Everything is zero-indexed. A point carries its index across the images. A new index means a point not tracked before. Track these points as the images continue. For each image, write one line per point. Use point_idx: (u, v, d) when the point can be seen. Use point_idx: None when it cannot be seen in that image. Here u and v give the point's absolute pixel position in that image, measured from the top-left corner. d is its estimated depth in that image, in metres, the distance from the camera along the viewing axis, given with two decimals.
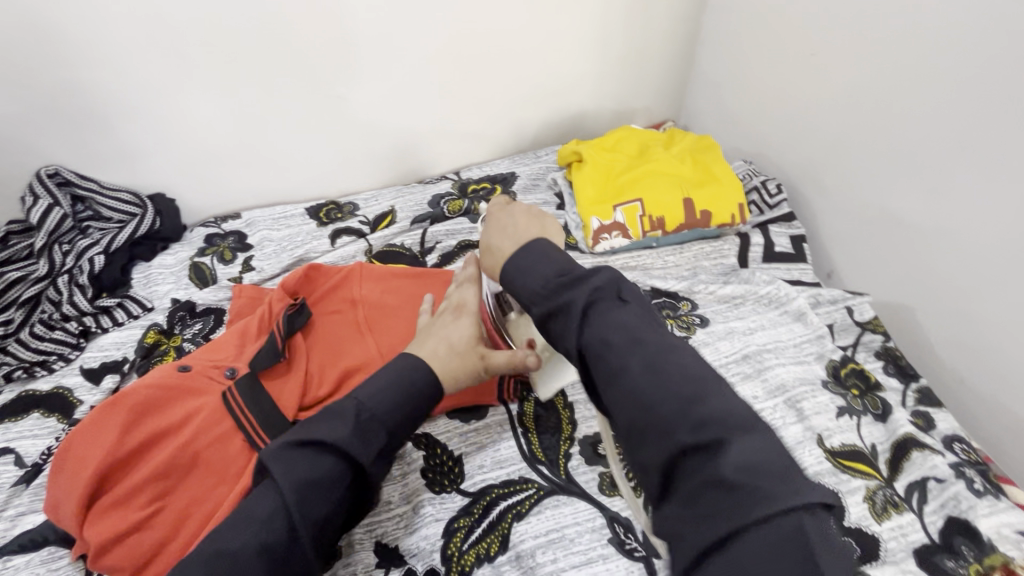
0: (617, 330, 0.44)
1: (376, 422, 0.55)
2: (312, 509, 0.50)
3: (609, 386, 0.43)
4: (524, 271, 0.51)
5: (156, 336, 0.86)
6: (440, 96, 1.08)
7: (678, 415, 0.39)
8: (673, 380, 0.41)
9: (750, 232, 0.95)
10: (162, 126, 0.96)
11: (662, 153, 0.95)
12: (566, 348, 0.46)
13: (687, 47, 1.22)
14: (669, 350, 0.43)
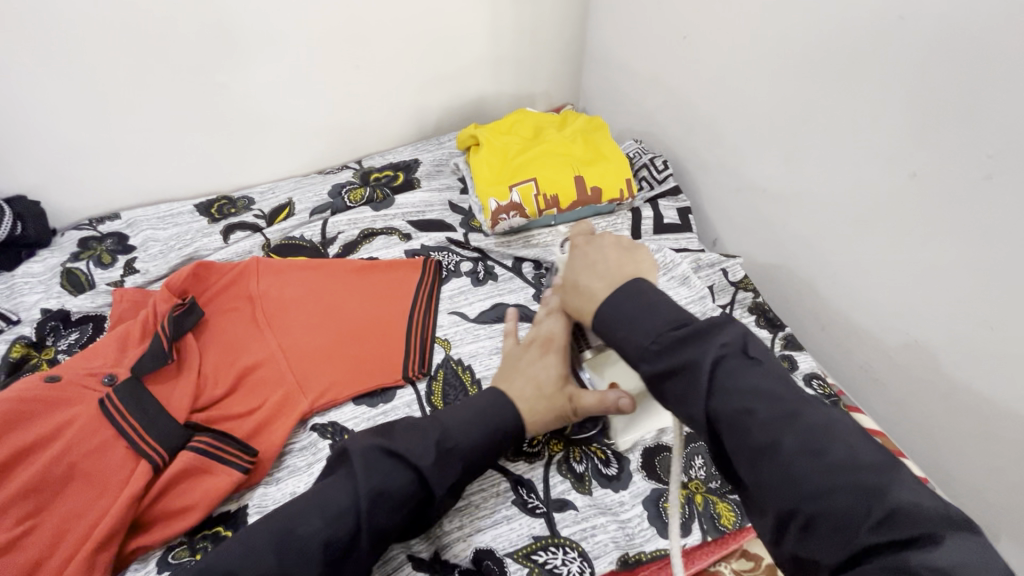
0: (765, 402, 0.41)
1: (455, 455, 0.52)
2: (378, 520, 0.47)
3: (749, 464, 0.40)
4: (622, 319, 0.49)
5: (24, 350, 0.79)
6: (333, 84, 1.06)
7: (858, 509, 0.35)
8: (836, 463, 0.37)
9: (642, 207, 1.01)
10: (11, 120, 0.87)
11: (555, 134, 0.99)
12: (688, 412, 0.44)
13: (578, 34, 1.27)
14: (806, 416, 0.40)
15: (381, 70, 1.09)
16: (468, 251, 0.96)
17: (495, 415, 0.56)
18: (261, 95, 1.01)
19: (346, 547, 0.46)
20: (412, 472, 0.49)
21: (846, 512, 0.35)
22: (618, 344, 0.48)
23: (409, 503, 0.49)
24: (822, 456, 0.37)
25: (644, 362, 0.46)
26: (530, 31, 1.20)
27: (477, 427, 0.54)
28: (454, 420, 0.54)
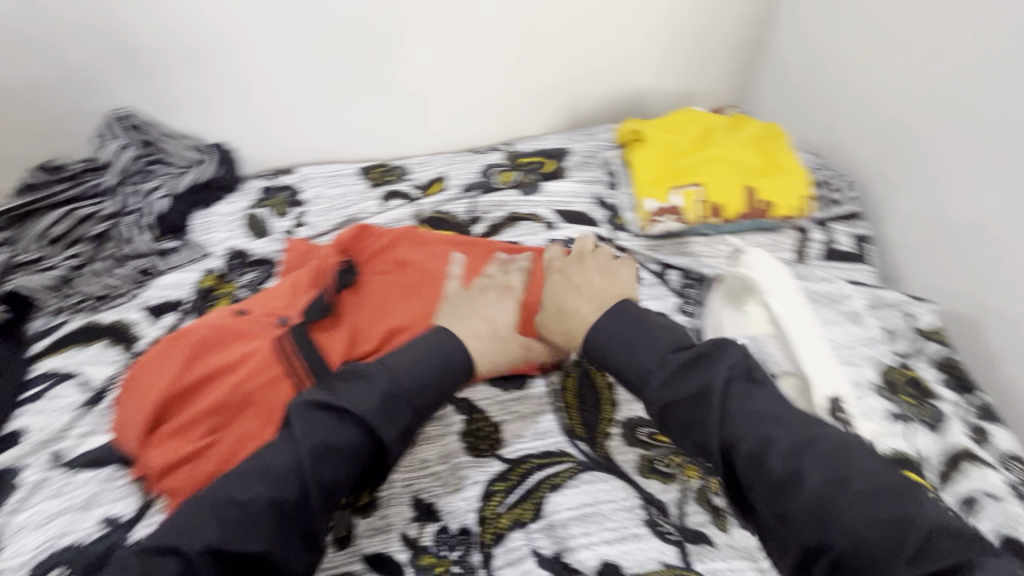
0: (683, 424, 0.51)
1: (402, 401, 0.55)
2: (276, 458, 0.51)
3: (767, 495, 0.46)
4: (620, 344, 0.57)
5: (212, 281, 0.90)
6: (502, 65, 1.06)
7: (887, 539, 0.41)
8: (858, 488, 0.43)
9: (811, 228, 0.90)
10: (228, 75, 0.97)
11: (726, 137, 0.92)
12: (701, 437, 0.50)
13: (758, 32, 1.18)
14: (742, 437, 0.48)
15: (549, 54, 1.07)
16: (613, 250, 0.92)
17: (441, 358, 0.59)
18: (434, 69, 1.04)
19: (299, 500, 0.50)
20: (354, 420, 0.53)
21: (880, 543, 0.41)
22: (617, 365, 0.57)
23: (353, 447, 0.52)
24: (844, 485, 0.44)
25: (646, 382, 0.54)
26: (709, 23, 1.12)
27: (419, 379, 0.57)
28: (406, 365, 0.57)
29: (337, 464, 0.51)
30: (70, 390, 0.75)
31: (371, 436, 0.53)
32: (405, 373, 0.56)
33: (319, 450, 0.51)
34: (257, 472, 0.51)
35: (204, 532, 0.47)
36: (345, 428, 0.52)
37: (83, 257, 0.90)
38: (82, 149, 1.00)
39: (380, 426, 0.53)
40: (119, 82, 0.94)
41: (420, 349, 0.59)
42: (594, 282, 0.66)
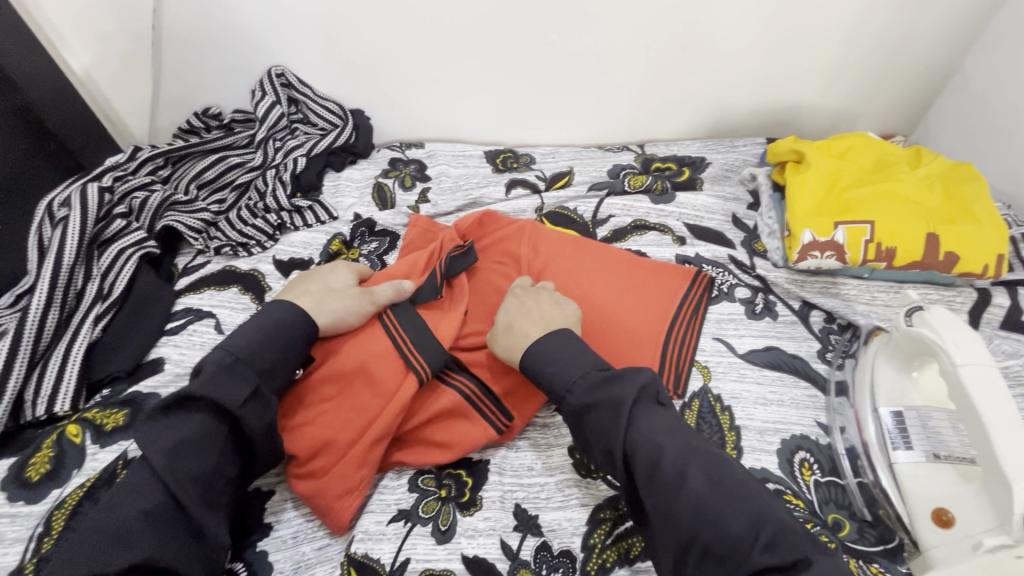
0: (596, 435, 0.56)
1: (246, 369, 0.58)
2: (188, 465, 0.53)
3: (652, 494, 0.51)
4: (546, 359, 0.61)
5: (340, 245, 0.91)
6: (656, 62, 0.98)
7: (749, 533, 0.47)
8: (728, 491, 0.50)
9: (994, 289, 0.80)
10: (377, 44, 0.95)
11: (906, 173, 0.84)
12: (608, 444, 0.55)
13: (954, 54, 1.02)
14: (638, 445, 0.53)
15: (708, 56, 0.98)
16: (749, 278, 0.84)
17: (285, 337, 0.62)
18: (583, 59, 0.97)
19: (174, 504, 0.52)
20: (208, 409, 0.55)
21: (742, 534, 0.47)
22: (546, 378, 0.60)
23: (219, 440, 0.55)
24: (720, 488, 0.50)
25: (570, 394, 0.58)
26: (900, 38, 0.98)
27: (271, 352, 0.61)
28: (243, 343, 0.60)
29: (209, 456, 0.54)
30: (207, 331, 0.79)
31: (223, 423, 0.55)
32: (237, 343, 0.59)
33: (175, 452, 0.53)
34: (190, 477, 0.53)
35: (142, 540, 0.49)
36: (198, 418, 0.55)
37: (225, 203, 0.96)
38: (237, 100, 1.05)
39: (245, 411, 0.56)
40: (276, 41, 0.95)
41: (261, 327, 0.62)
42: (542, 300, 0.68)
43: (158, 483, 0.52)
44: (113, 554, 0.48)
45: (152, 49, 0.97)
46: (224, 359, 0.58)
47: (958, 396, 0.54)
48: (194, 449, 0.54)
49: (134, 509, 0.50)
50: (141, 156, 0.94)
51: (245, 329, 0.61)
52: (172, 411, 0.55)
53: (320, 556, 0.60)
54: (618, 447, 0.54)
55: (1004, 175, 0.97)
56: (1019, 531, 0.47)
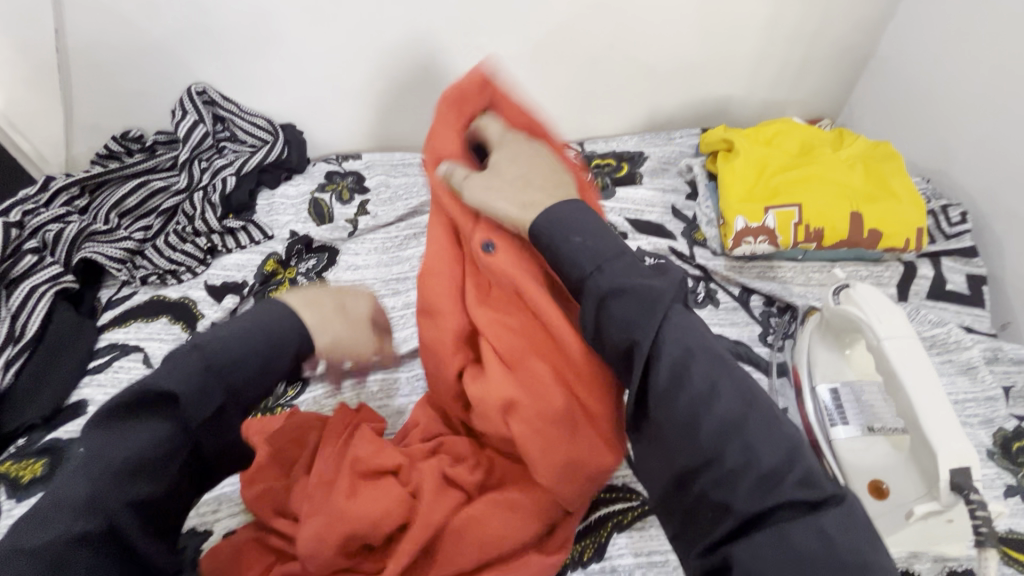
0: (621, 328, 0.42)
1: (217, 376, 0.43)
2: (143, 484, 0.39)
3: (667, 407, 0.40)
4: (572, 225, 0.47)
5: (275, 266, 0.88)
6: (586, 59, 0.99)
7: (783, 467, 0.36)
8: (758, 427, 0.38)
9: (918, 261, 0.84)
10: (300, 55, 0.92)
11: (829, 155, 0.87)
12: (630, 336, 0.42)
13: (869, 37, 1.06)
14: (670, 349, 0.41)
15: (638, 51, 0.99)
16: (691, 267, 0.84)
17: (274, 335, 0.47)
18: (515, 59, 0.97)
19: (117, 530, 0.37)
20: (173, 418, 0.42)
21: (776, 468, 0.36)
22: (565, 258, 0.46)
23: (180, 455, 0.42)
24: (758, 410, 0.39)
25: (601, 270, 0.44)
26: (817, 25, 1.02)
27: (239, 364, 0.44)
28: (217, 337, 0.45)
29: (166, 470, 0.41)
30: (135, 365, 0.75)
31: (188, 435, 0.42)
32: (214, 340, 0.44)
33: (134, 461, 0.39)
34: (147, 494, 0.39)
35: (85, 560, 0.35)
36: (157, 428, 0.41)
37: (151, 230, 0.91)
38: (158, 121, 1.00)
39: (201, 422, 0.43)
40: (193, 58, 0.91)
41: (242, 319, 0.47)
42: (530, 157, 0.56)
43: (104, 501, 0.37)
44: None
45: (60, 72, 0.91)
46: (192, 363, 0.42)
47: (885, 369, 0.56)
48: (149, 463, 0.40)
49: (65, 525, 0.36)
50: (54, 187, 0.89)
51: (224, 333, 0.45)
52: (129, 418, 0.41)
53: None
54: (644, 342, 0.41)
55: (922, 151, 1.01)
56: (948, 496, 0.48)
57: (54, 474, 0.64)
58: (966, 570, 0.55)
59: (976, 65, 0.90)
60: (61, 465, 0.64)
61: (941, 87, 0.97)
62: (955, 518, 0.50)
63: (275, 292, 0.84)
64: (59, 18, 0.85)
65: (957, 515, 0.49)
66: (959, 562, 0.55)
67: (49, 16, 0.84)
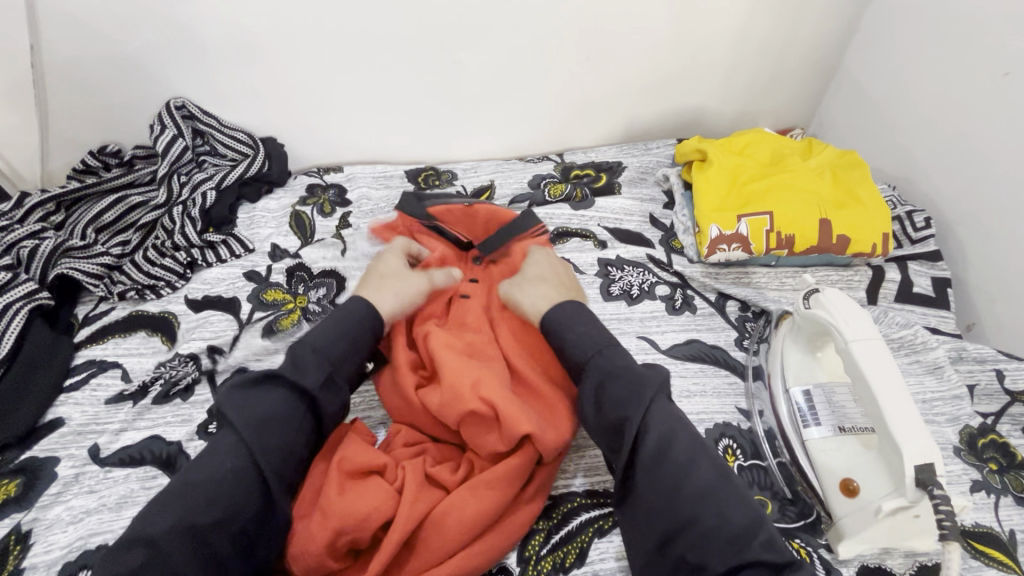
0: (615, 406, 0.53)
1: (321, 357, 0.57)
2: (270, 441, 0.51)
3: (651, 474, 0.50)
4: (575, 319, 0.62)
5: (279, 294, 0.85)
6: (563, 73, 1.01)
7: (749, 530, 0.46)
8: (728, 495, 0.48)
9: (885, 265, 0.87)
10: (280, 70, 0.93)
11: (799, 164, 0.90)
12: (622, 413, 0.53)
13: (836, 50, 1.10)
14: (655, 427, 0.51)
15: (614, 63, 1.02)
16: (669, 275, 0.86)
17: (356, 319, 0.62)
18: (493, 73, 0.99)
19: (234, 478, 0.48)
20: (289, 388, 0.54)
21: (744, 531, 0.46)
22: (570, 343, 0.60)
23: (298, 418, 0.54)
24: (728, 479, 0.49)
25: (601, 355, 0.58)
26: (786, 38, 1.05)
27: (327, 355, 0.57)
28: (317, 332, 0.59)
29: (291, 429, 0.53)
30: (113, 381, 0.75)
31: (302, 400, 0.55)
32: (317, 337, 0.58)
33: (262, 421, 0.51)
34: (274, 447, 0.51)
35: (223, 495, 0.47)
36: (280, 399, 0.53)
37: (129, 245, 0.90)
38: (136, 136, 1.00)
39: (322, 394, 0.56)
40: (172, 74, 0.92)
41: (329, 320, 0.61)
42: (561, 277, 0.73)
43: (242, 446, 0.50)
44: (195, 511, 0.46)
45: (35, 88, 0.90)
46: (302, 350, 0.57)
47: (851, 370, 0.58)
48: (272, 426, 0.52)
49: (218, 467, 0.49)
50: (29, 203, 0.88)
51: (318, 329, 0.59)
52: (257, 388, 0.54)
53: None
54: (635, 419, 0.52)
55: (888, 158, 1.05)
56: (913, 492, 0.50)
57: (30, 494, 0.63)
58: (935, 564, 0.57)
59: (935, 75, 0.95)
60: (36, 485, 0.64)
61: (904, 98, 1.00)
62: (921, 513, 0.52)
63: (283, 321, 0.81)
64: (35, 34, 0.84)
65: (922, 511, 0.52)
66: (928, 556, 0.57)
67: (24, 32, 0.84)
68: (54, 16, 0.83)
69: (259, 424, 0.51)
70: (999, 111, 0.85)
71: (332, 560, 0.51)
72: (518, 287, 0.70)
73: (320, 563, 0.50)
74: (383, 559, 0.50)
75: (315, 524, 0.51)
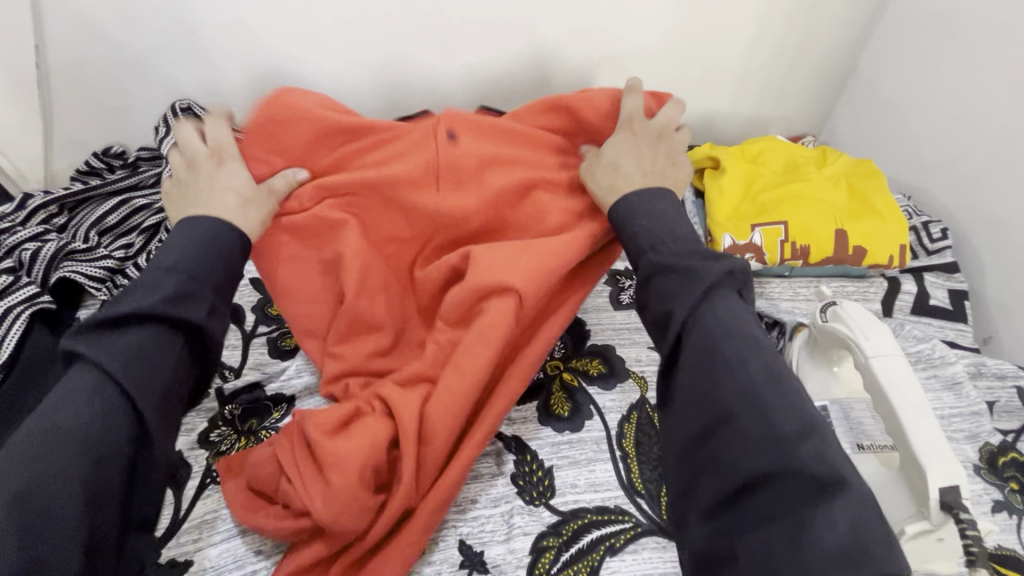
0: (663, 298, 0.52)
1: (200, 284, 0.54)
2: (142, 377, 0.49)
3: (710, 381, 0.48)
4: (656, 199, 0.60)
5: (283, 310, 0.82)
6: (572, 78, 1.00)
7: (798, 431, 0.44)
8: (773, 406, 0.45)
9: (901, 277, 0.85)
10: (287, 73, 0.92)
11: (814, 173, 0.88)
12: (669, 307, 0.52)
13: (850, 57, 1.08)
14: (700, 325, 0.50)
15: (623, 68, 1.00)
16: None
17: (216, 242, 0.58)
18: (502, 77, 0.97)
19: (103, 416, 0.47)
20: (161, 322, 0.51)
21: (792, 431, 0.43)
22: (629, 233, 0.59)
23: (176, 349, 0.52)
24: (776, 382, 0.47)
25: (657, 247, 0.55)
26: (799, 44, 1.04)
27: (201, 280, 0.54)
28: (177, 258, 0.54)
29: (163, 364, 0.50)
30: None
31: (175, 332, 0.52)
32: (177, 259, 0.54)
33: (130, 355, 0.49)
34: (149, 385, 0.49)
35: (94, 443, 0.46)
36: (142, 334, 0.50)
37: (133, 248, 0.88)
38: (141, 137, 0.98)
39: (209, 323, 0.54)
40: (177, 75, 0.91)
41: (194, 244, 0.56)
42: (644, 151, 0.67)
43: (109, 387, 0.48)
44: (69, 465, 0.44)
45: (39, 88, 0.89)
46: (164, 277, 0.52)
47: (871, 386, 0.56)
48: (145, 358, 0.49)
49: (78, 410, 0.46)
50: (32, 205, 0.87)
51: (177, 254, 0.54)
52: (120, 329, 0.50)
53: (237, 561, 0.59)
54: (679, 312, 0.51)
55: (903, 167, 1.04)
56: (938, 516, 0.49)
57: None
58: None
59: (952, 83, 0.93)
60: None
61: (919, 105, 0.99)
62: (947, 537, 0.49)
63: (284, 338, 0.78)
64: (39, 34, 0.83)
65: (947, 534, 0.49)
66: None
67: (29, 32, 0.83)
68: (59, 15, 0.82)
69: (125, 360, 0.48)
70: (1020, 122, 0.84)
71: (371, 496, 0.55)
72: (613, 164, 0.66)
73: (354, 507, 0.54)
74: (408, 474, 0.56)
75: (336, 483, 0.54)
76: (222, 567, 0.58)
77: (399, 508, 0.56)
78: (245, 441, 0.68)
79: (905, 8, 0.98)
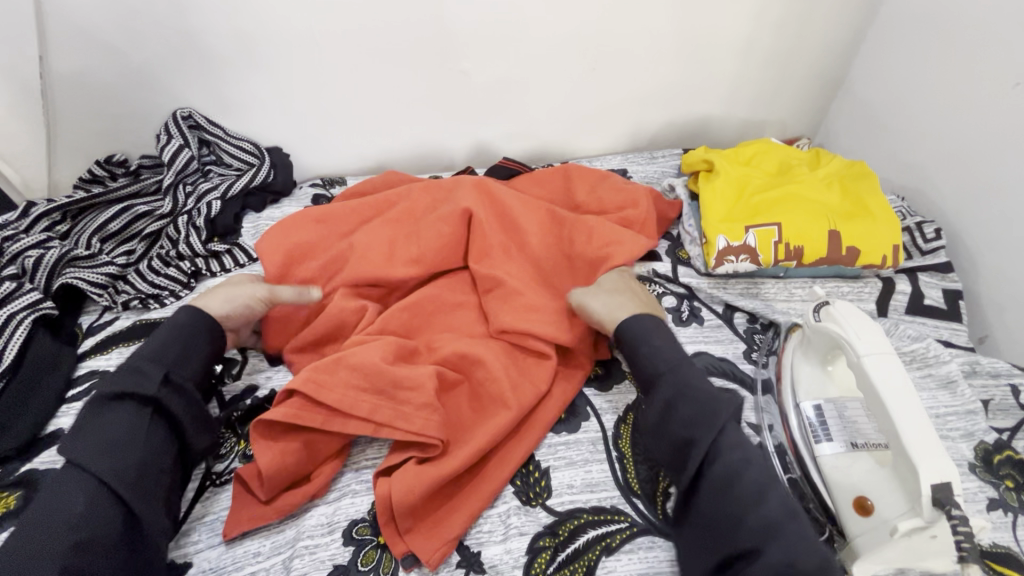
0: (682, 425, 0.57)
1: (152, 364, 0.60)
2: (119, 462, 0.54)
3: (720, 494, 0.53)
4: (648, 334, 0.65)
5: None
6: (568, 84, 1.01)
7: (812, 566, 0.47)
8: (778, 550, 0.49)
9: (896, 277, 0.86)
10: (287, 82, 0.93)
11: (807, 175, 0.89)
12: (689, 434, 0.56)
13: (843, 60, 1.09)
14: (723, 455, 0.55)
15: (618, 73, 1.02)
16: (675, 285, 0.85)
17: (186, 326, 0.65)
18: (498, 82, 0.98)
19: (93, 501, 0.52)
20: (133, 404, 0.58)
21: (812, 570, 0.47)
22: (642, 357, 0.63)
23: (145, 426, 0.58)
24: (796, 520, 0.50)
25: (675, 369, 0.61)
26: (792, 48, 1.05)
27: (163, 359, 0.62)
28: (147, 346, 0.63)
29: (136, 447, 0.56)
30: None
31: (145, 406, 0.58)
32: (140, 351, 0.62)
33: (104, 449, 0.55)
34: (125, 465, 0.55)
35: (81, 525, 0.51)
36: (121, 421, 0.57)
37: (134, 254, 0.90)
38: (143, 145, 1.00)
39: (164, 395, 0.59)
40: (179, 85, 0.92)
41: (165, 336, 0.64)
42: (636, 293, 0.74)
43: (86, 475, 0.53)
44: (57, 542, 0.49)
45: (42, 99, 0.91)
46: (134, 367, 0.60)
47: (864, 385, 0.56)
48: (121, 446, 0.55)
49: (72, 506, 0.51)
50: (34, 212, 0.88)
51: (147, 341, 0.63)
52: (105, 416, 0.57)
53: (240, 564, 0.59)
54: (702, 442, 0.55)
55: (896, 169, 1.05)
56: (930, 512, 0.49)
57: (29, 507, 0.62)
58: None
59: (943, 85, 0.94)
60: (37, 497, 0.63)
61: (911, 108, 1.00)
62: (939, 533, 0.49)
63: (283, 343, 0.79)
64: (42, 45, 0.85)
65: (939, 530, 0.49)
66: None
67: (32, 43, 0.84)
68: (63, 27, 0.83)
69: (101, 454, 0.54)
70: (1010, 123, 0.84)
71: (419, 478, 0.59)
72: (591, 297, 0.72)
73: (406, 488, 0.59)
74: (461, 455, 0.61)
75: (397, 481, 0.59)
76: (220, 568, 0.58)
77: (433, 480, 0.59)
78: (243, 444, 0.68)
79: (897, 11, 0.99)
